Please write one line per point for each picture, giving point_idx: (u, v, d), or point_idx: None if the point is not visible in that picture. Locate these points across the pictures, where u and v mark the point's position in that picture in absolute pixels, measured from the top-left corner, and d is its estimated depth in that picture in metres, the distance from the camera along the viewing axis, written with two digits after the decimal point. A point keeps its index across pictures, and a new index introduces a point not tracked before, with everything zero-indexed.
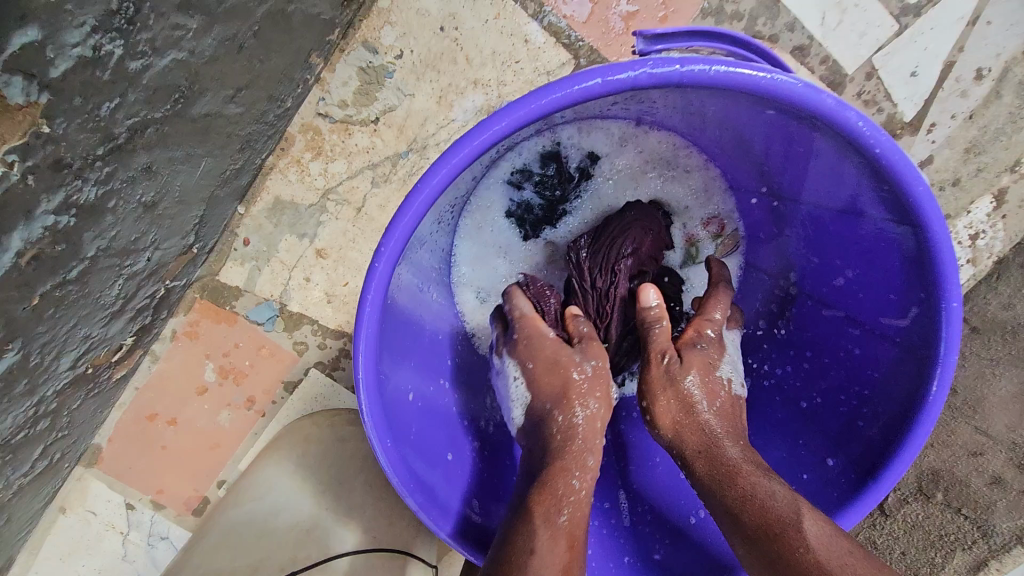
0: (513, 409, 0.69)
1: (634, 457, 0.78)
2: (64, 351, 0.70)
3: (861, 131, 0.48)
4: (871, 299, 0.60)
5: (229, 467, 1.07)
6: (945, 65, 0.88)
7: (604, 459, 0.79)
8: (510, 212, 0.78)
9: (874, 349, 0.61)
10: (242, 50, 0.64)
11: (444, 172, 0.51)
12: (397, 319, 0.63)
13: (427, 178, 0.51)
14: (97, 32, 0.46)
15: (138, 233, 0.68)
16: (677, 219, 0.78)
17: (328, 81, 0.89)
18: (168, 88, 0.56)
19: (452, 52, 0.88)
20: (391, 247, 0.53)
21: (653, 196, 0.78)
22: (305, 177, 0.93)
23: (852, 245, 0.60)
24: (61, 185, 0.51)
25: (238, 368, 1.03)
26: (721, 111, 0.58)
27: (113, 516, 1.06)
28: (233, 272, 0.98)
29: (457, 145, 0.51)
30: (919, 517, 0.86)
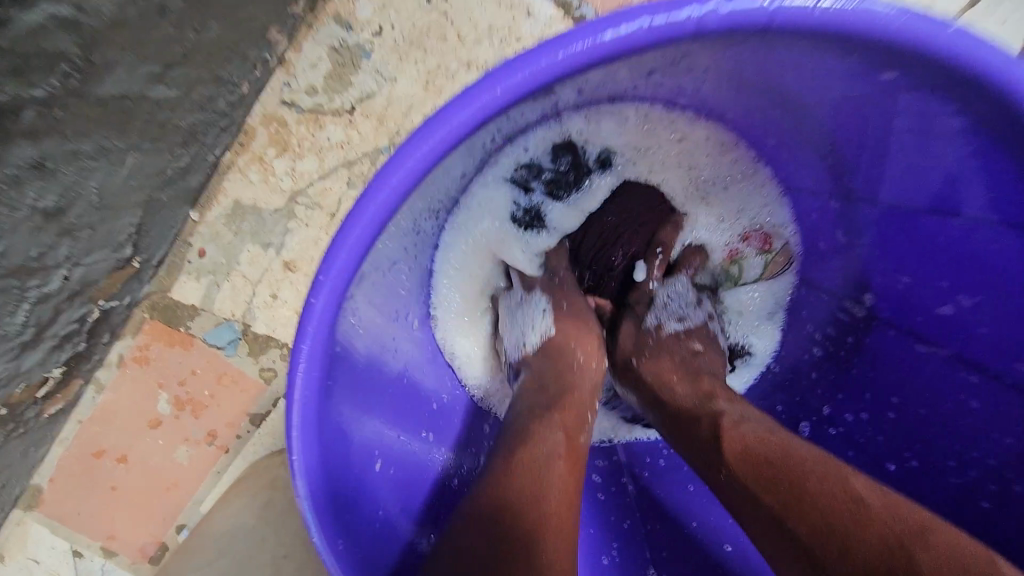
0: (529, 336, 0.61)
1: (670, 524, 0.64)
2: None
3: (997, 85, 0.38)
4: (994, 333, 0.49)
5: (190, 509, 0.92)
6: None
7: (628, 523, 0.65)
8: (514, 217, 0.64)
9: (997, 402, 0.50)
10: (162, 14, 0.50)
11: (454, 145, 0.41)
12: (362, 351, 0.50)
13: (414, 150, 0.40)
14: None
15: (41, 247, 0.54)
16: (716, 235, 0.67)
17: (294, 63, 0.75)
18: (49, 57, 0.43)
19: (441, 28, 0.75)
20: (367, 238, 0.42)
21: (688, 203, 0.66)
22: (268, 176, 0.79)
23: (966, 260, 0.49)
24: None
25: (196, 397, 0.89)
26: (801, 80, 0.48)
27: (57, 563, 0.92)
28: (187, 288, 0.84)
29: (445, 115, 0.40)
30: None
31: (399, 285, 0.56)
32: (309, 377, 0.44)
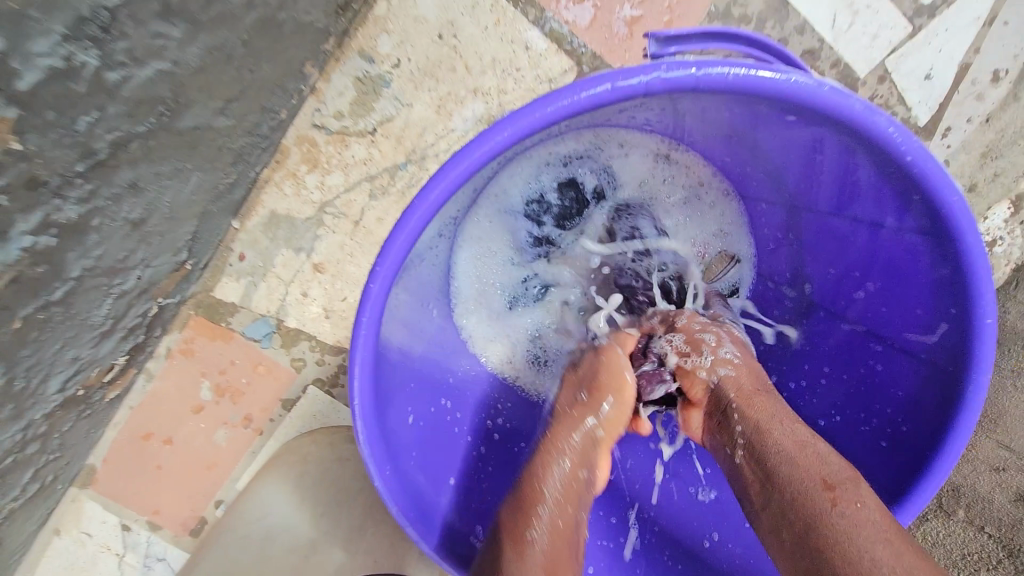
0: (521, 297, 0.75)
1: (642, 475, 0.72)
2: (51, 374, 0.68)
3: (889, 136, 0.45)
4: (896, 313, 0.57)
5: (227, 487, 0.99)
6: (960, 68, 0.85)
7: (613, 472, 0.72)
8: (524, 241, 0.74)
9: (896, 367, 0.58)
10: (230, 60, 0.61)
11: (437, 193, 0.48)
12: (392, 347, 0.58)
13: (422, 198, 0.48)
14: (70, 42, 0.44)
15: (126, 251, 0.65)
16: (697, 247, 0.74)
17: (323, 92, 0.87)
18: (152, 101, 0.54)
19: (451, 60, 0.86)
20: (390, 265, 0.49)
21: (675, 224, 0.74)
22: (300, 190, 0.90)
23: (875, 259, 0.57)
24: (39, 205, 0.49)
25: (236, 385, 0.97)
26: (738, 120, 0.53)
27: (107, 537, 0.99)
28: (227, 288, 0.94)
29: (451, 163, 0.47)
30: (939, 535, 0.84)
31: (421, 286, 0.64)
32: (364, 368, 0.51)
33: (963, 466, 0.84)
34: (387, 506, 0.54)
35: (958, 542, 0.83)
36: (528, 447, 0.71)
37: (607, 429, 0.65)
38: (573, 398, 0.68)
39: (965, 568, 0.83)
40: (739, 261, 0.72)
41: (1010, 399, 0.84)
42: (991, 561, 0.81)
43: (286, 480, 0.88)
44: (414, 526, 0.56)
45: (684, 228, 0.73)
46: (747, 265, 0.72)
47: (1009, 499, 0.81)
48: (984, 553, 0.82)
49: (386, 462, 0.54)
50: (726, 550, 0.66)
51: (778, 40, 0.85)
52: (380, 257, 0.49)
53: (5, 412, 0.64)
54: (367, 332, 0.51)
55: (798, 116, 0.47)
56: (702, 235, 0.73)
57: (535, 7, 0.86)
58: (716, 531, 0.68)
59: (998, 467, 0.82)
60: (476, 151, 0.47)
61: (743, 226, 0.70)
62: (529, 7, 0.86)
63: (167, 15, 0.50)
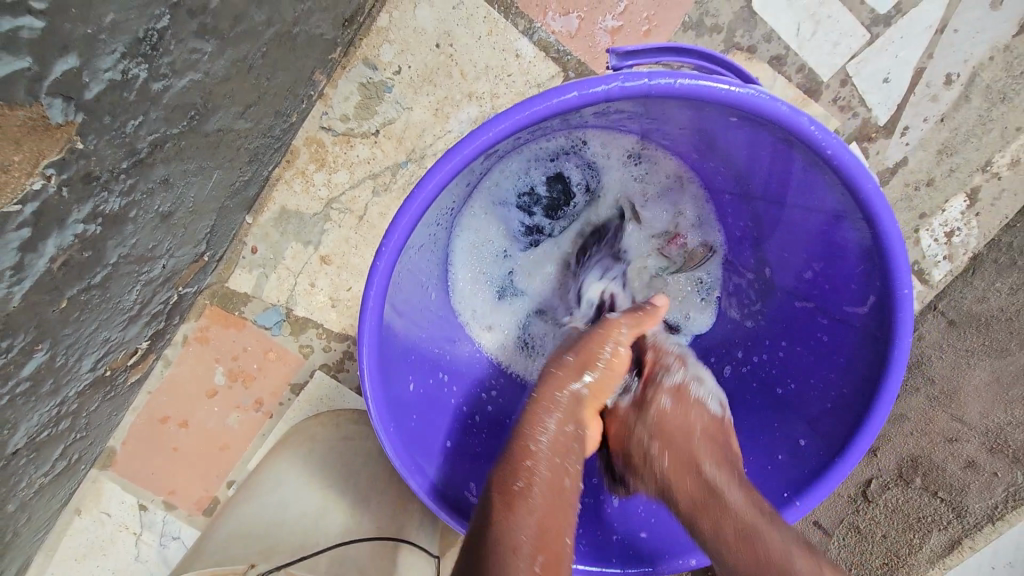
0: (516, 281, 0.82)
1: None
2: (87, 352, 0.74)
3: (812, 136, 0.52)
4: (837, 290, 0.64)
5: (239, 467, 1.05)
6: (915, 72, 0.93)
7: None
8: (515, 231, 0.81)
9: (839, 337, 0.65)
10: (251, 70, 0.68)
11: (430, 188, 0.54)
12: (396, 322, 0.65)
13: (417, 193, 0.55)
14: (127, 58, 0.51)
15: (154, 241, 0.72)
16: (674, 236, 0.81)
17: (331, 96, 0.94)
18: (186, 107, 0.61)
19: (448, 67, 0.94)
20: (391, 250, 0.56)
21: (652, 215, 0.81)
22: (309, 188, 0.97)
23: (818, 242, 0.64)
24: (91, 197, 0.56)
25: (248, 371, 1.03)
26: (693, 121, 0.60)
27: (125, 517, 1.05)
28: (241, 279, 1.01)
29: (438, 162, 0.54)
30: (899, 501, 0.92)
31: (422, 269, 0.71)
32: (372, 338, 0.58)
33: (921, 438, 0.92)
34: (392, 462, 0.61)
35: (913, 506, 0.91)
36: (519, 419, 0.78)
37: (593, 390, 0.70)
38: (560, 362, 0.70)
39: (919, 530, 0.89)
40: (711, 251, 0.79)
41: (964, 376, 0.91)
42: (943, 522, 0.88)
43: (295, 459, 0.94)
44: (417, 481, 0.63)
45: (661, 220, 0.81)
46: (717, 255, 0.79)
47: (959, 465, 0.89)
48: (938, 515, 0.89)
49: (391, 424, 0.61)
50: None
51: (747, 48, 0.92)
52: (381, 245, 0.56)
53: (48, 387, 0.70)
54: (374, 307, 0.58)
55: (741, 118, 0.55)
56: (678, 226, 0.80)
57: (525, 18, 0.93)
58: None
59: (951, 438, 0.90)
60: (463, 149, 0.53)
61: (711, 218, 0.78)
62: (519, 18, 0.93)
63: (202, 33, 0.58)
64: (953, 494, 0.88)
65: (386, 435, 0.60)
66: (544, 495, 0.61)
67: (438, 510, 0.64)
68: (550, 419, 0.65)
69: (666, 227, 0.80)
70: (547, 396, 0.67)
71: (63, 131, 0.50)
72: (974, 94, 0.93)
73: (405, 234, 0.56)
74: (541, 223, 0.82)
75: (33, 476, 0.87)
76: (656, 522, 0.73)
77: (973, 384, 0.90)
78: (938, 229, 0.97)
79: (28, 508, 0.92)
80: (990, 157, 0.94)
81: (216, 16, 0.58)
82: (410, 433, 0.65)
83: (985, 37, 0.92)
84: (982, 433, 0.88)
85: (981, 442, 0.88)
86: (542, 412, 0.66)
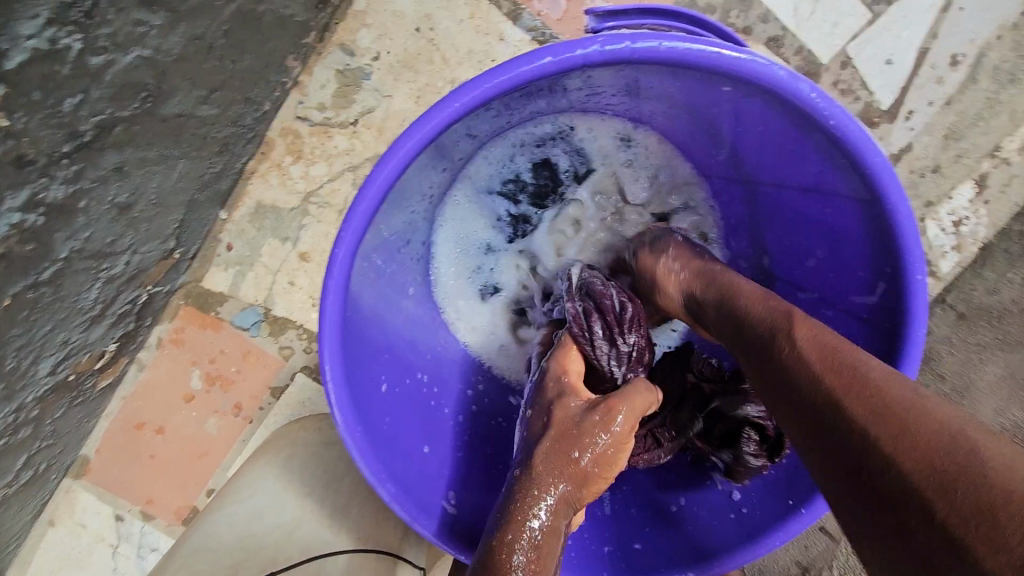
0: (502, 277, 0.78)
1: None
2: (42, 355, 0.69)
3: (813, 102, 0.48)
4: (842, 277, 0.60)
5: (218, 475, 1.00)
6: (919, 53, 0.89)
7: None
8: (499, 220, 0.76)
9: (845, 329, 0.61)
10: (211, 50, 0.64)
11: (393, 166, 0.50)
12: (365, 316, 0.61)
13: (375, 173, 0.50)
14: (53, 25, 0.46)
15: (113, 234, 0.67)
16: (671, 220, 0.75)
17: (306, 84, 0.90)
18: (136, 86, 0.57)
19: (429, 53, 0.89)
20: (351, 236, 0.52)
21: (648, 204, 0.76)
22: (286, 181, 0.93)
23: (821, 226, 0.60)
24: (26, 182, 0.51)
25: (225, 374, 0.99)
26: (682, 92, 0.55)
27: (101, 528, 1.00)
28: (217, 278, 0.96)
29: (402, 138, 0.49)
30: None
31: (397, 260, 0.66)
32: (334, 331, 0.54)
33: None
34: (358, 467, 0.56)
35: None
36: (504, 424, 0.73)
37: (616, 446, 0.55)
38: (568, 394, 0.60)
39: None
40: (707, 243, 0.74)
41: (976, 371, 0.88)
42: None
43: (276, 465, 0.88)
44: (389, 489, 0.58)
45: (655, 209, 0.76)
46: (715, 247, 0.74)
47: None
48: None
49: (357, 424, 0.56)
50: (693, 514, 0.68)
51: (741, 29, 0.88)
52: (340, 231, 0.51)
53: None
54: (335, 297, 0.53)
55: (734, 86, 0.50)
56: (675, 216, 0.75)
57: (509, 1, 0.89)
58: (683, 497, 0.70)
59: None
60: (430, 121, 0.49)
61: (706, 207, 0.73)
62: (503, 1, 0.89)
63: (148, 4, 0.53)
64: None
65: (352, 438, 0.55)
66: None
67: (413, 521, 0.59)
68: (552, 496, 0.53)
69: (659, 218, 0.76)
70: (533, 476, 0.54)
71: None
72: (982, 75, 0.88)
73: (366, 221, 0.52)
74: (529, 214, 0.77)
75: None
76: (651, 532, 0.68)
77: (988, 378, 0.88)
78: (945, 218, 0.91)
79: None
80: (999, 141, 0.90)
81: None
82: (382, 436, 0.60)
83: (991, 15, 0.88)
84: (1000, 434, 0.87)
85: None
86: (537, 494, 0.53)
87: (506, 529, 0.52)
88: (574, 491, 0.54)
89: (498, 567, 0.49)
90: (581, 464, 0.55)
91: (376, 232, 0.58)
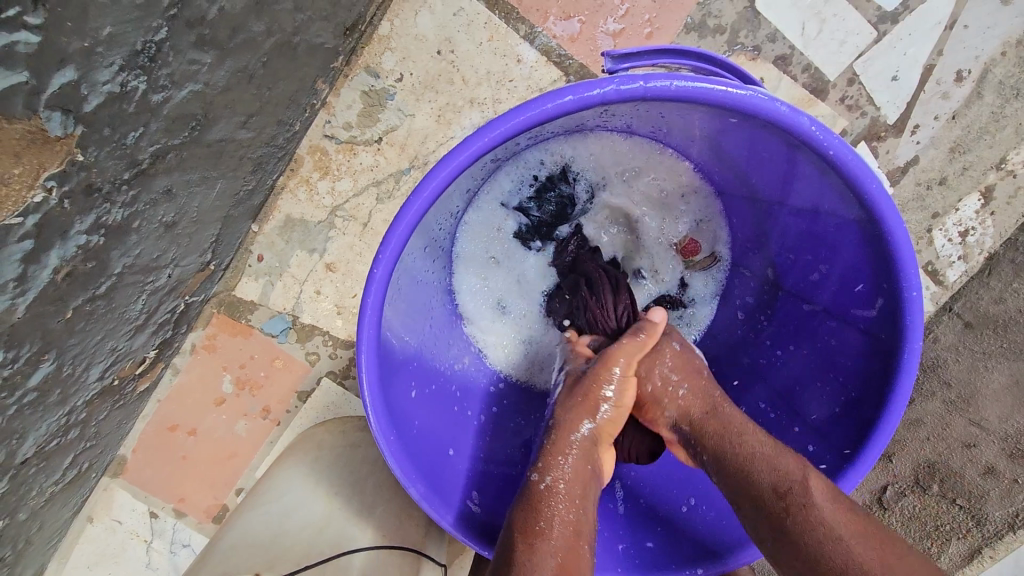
0: (515, 288, 0.81)
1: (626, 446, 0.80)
2: (94, 361, 0.74)
3: (814, 135, 0.52)
4: (841, 292, 0.63)
5: (247, 474, 1.05)
6: (925, 70, 0.91)
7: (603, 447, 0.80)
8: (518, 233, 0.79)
9: (847, 341, 0.64)
10: (251, 79, 0.69)
11: (428, 192, 0.54)
12: (395, 328, 0.64)
13: (413, 200, 0.54)
14: (125, 71, 0.52)
15: (158, 251, 0.72)
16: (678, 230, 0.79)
17: (334, 105, 0.94)
18: (187, 117, 0.62)
19: (450, 74, 0.94)
20: (387, 257, 0.56)
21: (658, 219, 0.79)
22: (313, 196, 0.98)
23: (824, 244, 0.63)
24: (93, 208, 0.57)
25: (254, 379, 1.03)
26: (691, 120, 0.59)
27: (137, 524, 1.05)
28: (248, 287, 1.01)
29: (437, 167, 0.54)
30: (916, 508, 0.91)
31: (421, 274, 0.70)
32: (370, 343, 0.58)
33: (938, 444, 0.91)
34: (391, 471, 0.60)
35: (932, 514, 0.90)
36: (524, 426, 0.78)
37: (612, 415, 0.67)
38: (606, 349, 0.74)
39: (937, 538, 0.90)
40: (717, 260, 0.79)
41: (981, 379, 0.90)
42: (960, 531, 0.90)
43: (302, 465, 0.92)
44: (419, 489, 0.61)
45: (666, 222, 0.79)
46: (721, 262, 0.78)
47: (978, 472, 0.89)
48: (955, 524, 0.90)
49: (389, 430, 0.60)
50: (702, 513, 0.72)
51: (750, 48, 0.91)
52: (377, 254, 0.55)
53: (55, 397, 0.70)
54: (371, 312, 0.57)
55: (740, 119, 0.54)
56: (684, 229, 0.79)
57: (526, 24, 0.93)
58: (693, 497, 0.73)
59: (968, 444, 0.89)
60: (462, 152, 0.53)
61: (719, 225, 0.77)
62: (520, 23, 0.93)
63: (201, 44, 0.58)
64: (972, 502, 0.89)
65: (385, 443, 0.59)
66: (573, 485, 0.62)
67: (441, 521, 0.63)
68: (567, 458, 0.64)
69: (672, 232, 0.79)
70: (558, 434, 0.65)
71: (63, 143, 0.50)
72: (987, 90, 0.91)
73: (401, 243, 0.56)
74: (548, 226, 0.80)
75: (43, 485, 0.87)
76: (662, 532, 0.71)
77: (992, 387, 0.89)
78: (952, 229, 0.94)
79: (39, 517, 0.92)
80: (1004, 154, 0.92)
81: (214, 27, 0.59)
82: (411, 440, 0.64)
83: (995, 32, 0.90)
84: (1001, 439, 0.88)
85: (999, 447, 0.89)
86: (558, 450, 0.64)
87: (539, 462, 0.64)
88: (593, 434, 0.66)
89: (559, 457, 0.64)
90: (600, 403, 0.66)
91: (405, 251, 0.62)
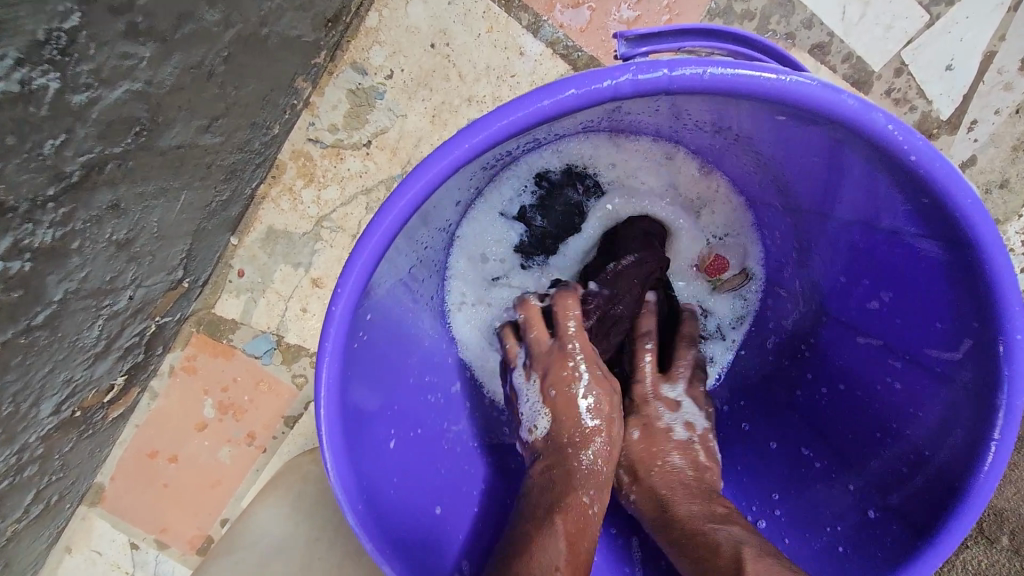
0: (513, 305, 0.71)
1: None
2: (43, 397, 0.66)
3: (891, 136, 0.42)
4: (911, 326, 0.53)
5: (232, 504, 0.97)
6: (984, 58, 0.80)
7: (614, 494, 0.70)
8: (518, 248, 0.70)
9: (916, 384, 0.53)
10: (211, 77, 0.61)
11: (402, 206, 0.45)
12: (368, 363, 0.55)
13: (384, 216, 0.45)
14: (24, 66, 0.42)
15: (113, 271, 0.64)
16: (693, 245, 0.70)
17: (317, 105, 0.86)
18: (126, 121, 0.53)
19: (444, 69, 0.84)
20: (351, 284, 0.47)
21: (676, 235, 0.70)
22: (297, 206, 0.89)
23: (887, 268, 0.53)
24: (10, 229, 0.48)
25: (238, 403, 0.95)
26: (730, 120, 0.50)
27: (116, 557, 0.97)
28: (228, 304, 0.93)
29: (413, 174, 0.45)
30: (982, 563, 0.79)
31: (402, 299, 0.60)
32: (331, 388, 0.49)
33: (1005, 487, 0.79)
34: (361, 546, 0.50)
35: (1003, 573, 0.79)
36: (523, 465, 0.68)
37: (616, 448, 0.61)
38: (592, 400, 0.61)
39: None
40: (751, 278, 0.70)
41: None
42: None
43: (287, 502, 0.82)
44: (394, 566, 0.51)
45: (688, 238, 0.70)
46: (755, 283, 0.69)
47: None
48: None
49: (357, 497, 0.50)
50: None
51: (783, 36, 0.81)
52: (338, 281, 0.47)
53: None
54: (334, 350, 0.48)
55: (790, 116, 0.44)
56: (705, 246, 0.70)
57: (529, 12, 0.84)
58: None
59: None
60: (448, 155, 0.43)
61: (755, 244, 0.68)
62: (523, 12, 0.84)
63: (134, 34, 0.50)
64: None
65: (352, 516, 0.49)
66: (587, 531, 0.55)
67: None
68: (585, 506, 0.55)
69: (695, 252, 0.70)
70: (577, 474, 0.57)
71: None
72: None
73: (369, 267, 0.47)
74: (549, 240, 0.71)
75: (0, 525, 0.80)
76: None
77: None
78: (1015, 238, 0.82)
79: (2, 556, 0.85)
80: None
81: (152, 15, 0.50)
82: (387, 501, 0.54)
83: None
84: None
85: None
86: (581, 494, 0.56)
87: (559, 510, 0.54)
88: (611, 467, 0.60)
89: (579, 475, 0.57)
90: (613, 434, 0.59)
91: (379, 276, 0.53)
